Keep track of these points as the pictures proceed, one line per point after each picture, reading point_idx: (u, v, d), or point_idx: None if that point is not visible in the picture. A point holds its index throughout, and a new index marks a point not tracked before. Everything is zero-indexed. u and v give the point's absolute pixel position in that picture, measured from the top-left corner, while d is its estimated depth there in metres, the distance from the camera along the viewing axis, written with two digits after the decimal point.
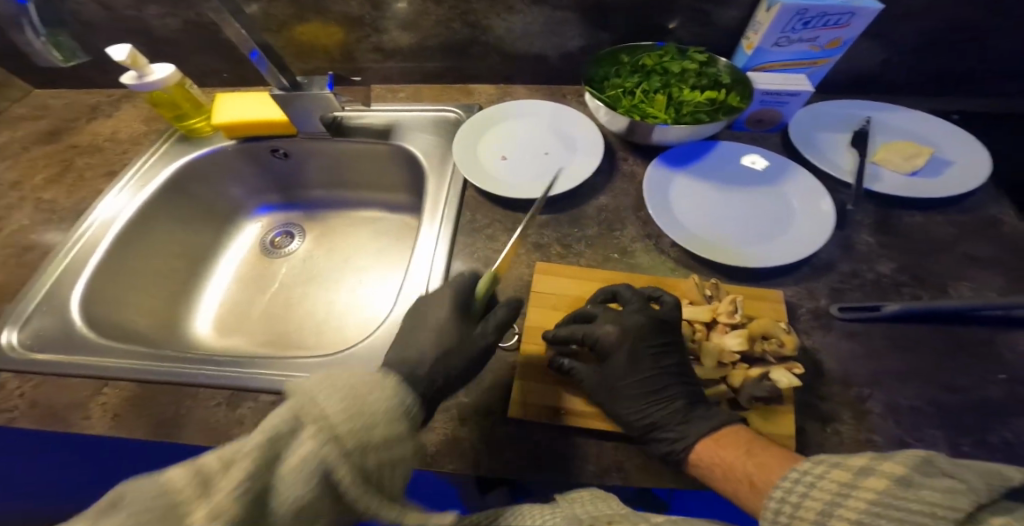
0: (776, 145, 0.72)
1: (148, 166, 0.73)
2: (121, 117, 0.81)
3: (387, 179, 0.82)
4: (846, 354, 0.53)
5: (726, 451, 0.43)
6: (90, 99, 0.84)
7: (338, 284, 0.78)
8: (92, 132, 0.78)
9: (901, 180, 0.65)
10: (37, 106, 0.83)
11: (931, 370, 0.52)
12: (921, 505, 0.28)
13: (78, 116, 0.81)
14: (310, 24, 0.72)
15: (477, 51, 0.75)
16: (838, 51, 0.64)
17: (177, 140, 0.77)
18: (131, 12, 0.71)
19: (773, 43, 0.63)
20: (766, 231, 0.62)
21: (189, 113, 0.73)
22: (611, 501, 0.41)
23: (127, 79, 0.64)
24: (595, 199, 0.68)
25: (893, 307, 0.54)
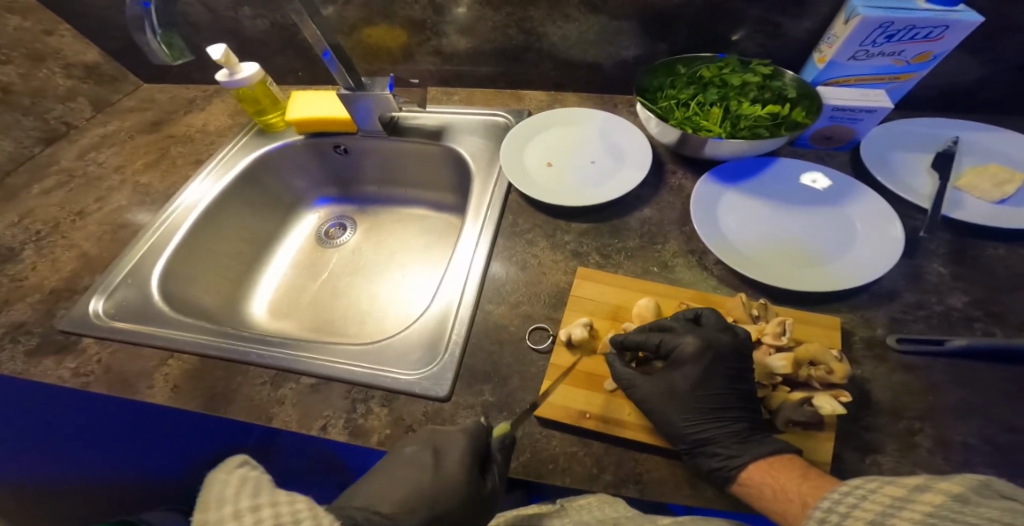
0: (842, 164, 0.67)
1: (228, 157, 0.80)
2: (211, 111, 0.89)
3: (436, 179, 0.85)
4: (902, 388, 0.48)
5: (780, 474, 0.42)
6: (187, 94, 0.94)
7: (382, 277, 0.82)
8: (186, 124, 0.87)
9: (986, 208, 0.59)
10: (144, 99, 0.94)
11: (998, 411, 0.46)
12: (978, 518, 0.31)
13: (175, 109, 0.91)
14: (377, 27, 0.76)
15: (531, 57, 0.76)
16: (928, 65, 0.59)
17: (255, 134, 0.83)
18: (227, 13, 0.79)
19: (850, 56, 0.59)
20: (824, 254, 0.58)
21: (267, 109, 0.79)
22: (617, 505, 0.41)
23: (219, 76, 0.70)
24: (638, 210, 0.66)
25: (960, 342, 0.49)
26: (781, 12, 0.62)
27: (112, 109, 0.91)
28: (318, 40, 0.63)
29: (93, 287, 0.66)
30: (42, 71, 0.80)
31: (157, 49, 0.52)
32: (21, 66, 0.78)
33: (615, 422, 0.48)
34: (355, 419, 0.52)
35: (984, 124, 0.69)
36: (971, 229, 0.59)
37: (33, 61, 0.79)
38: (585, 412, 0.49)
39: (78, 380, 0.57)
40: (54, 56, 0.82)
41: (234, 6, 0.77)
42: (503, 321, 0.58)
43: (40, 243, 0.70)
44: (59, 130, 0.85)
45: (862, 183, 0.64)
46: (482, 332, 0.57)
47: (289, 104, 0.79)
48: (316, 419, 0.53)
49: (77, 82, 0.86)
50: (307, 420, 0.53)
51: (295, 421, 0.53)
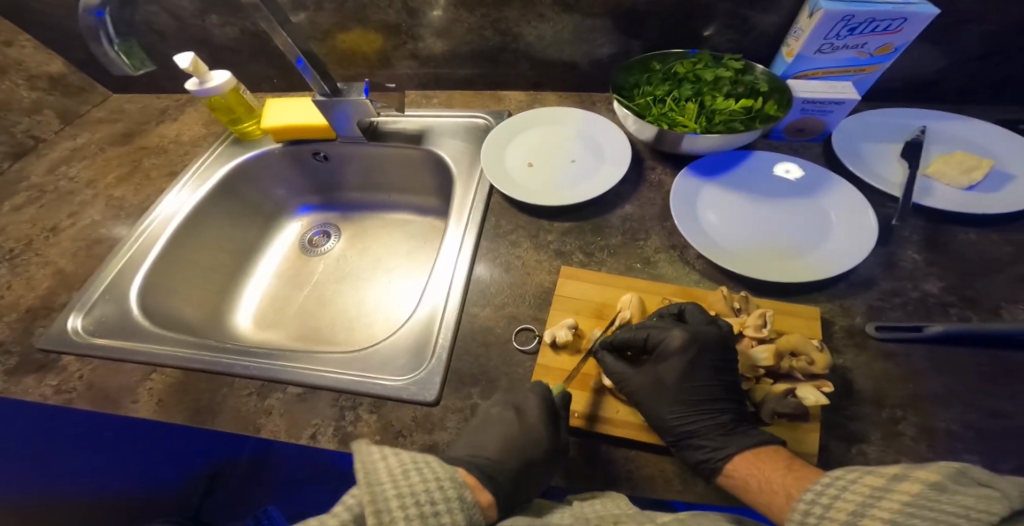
0: (818, 156, 0.68)
1: (205, 166, 0.79)
2: (184, 121, 0.88)
3: (418, 183, 0.85)
4: (882, 376, 0.49)
5: (765, 465, 0.43)
6: (159, 103, 0.92)
7: (368, 284, 0.82)
8: (158, 135, 0.86)
9: (956, 196, 0.60)
10: (113, 110, 0.92)
11: (975, 395, 0.48)
12: (954, 507, 0.32)
13: (147, 120, 0.89)
14: (352, 32, 0.75)
15: (508, 58, 0.76)
16: (889, 58, 0.60)
17: (232, 142, 0.82)
18: (196, 21, 0.78)
19: (815, 50, 0.60)
20: (803, 245, 0.59)
21: (242, 117, 0.78)
22: (620, 501, 0.41)
23: (190, 86, 0.69)
24: (619, 208, 0.67)
25: (935, 329, 0.50)
26: (751, 7, 0.63)
27: (81, 121, 0.89)
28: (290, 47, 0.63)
29: (70, 304, 0.65)
30: (5, 84, 0.78)
31: (116, 60, 0.51)
32: None
33: (601, 418, 0.49)
34: (345, 426, 0.52)
35: (952, 113, 0.71)
36: (943, 216, 0.60)
37: None
38: (574, 412, 0.49)
39: (60, 398, 0.56)
40: (16, 67, 0.80)
41: (202, 13, 0.76)
42: (488, 323, 0.58)
43: (13, 262, 0.69)
44: (27, 144, 0.83)
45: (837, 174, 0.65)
46: (468, 335, 0.57)
47: (264, 111, 0.78)
48: (304, 428, 0.52)
49: (42, 94, 0.84)
50: (295, 430, 0.52)
51: (283, 432, 0.53)
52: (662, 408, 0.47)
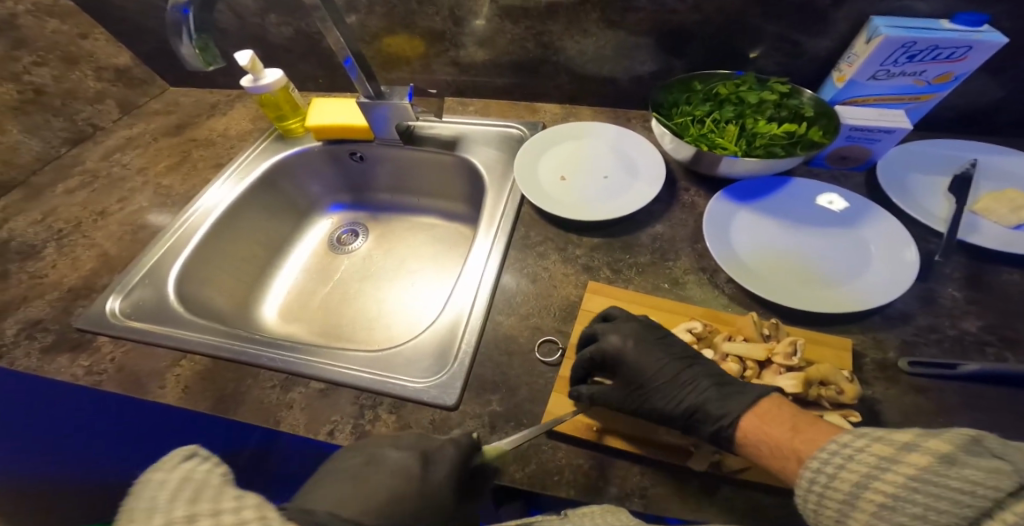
0: (857, 185, 0.67)
1: (249, 160, 0.82)
2: (234, 116, 0.91)
3: (449, 188, 0.86)
4: (914, 414, 0.48)
5: (771, 427, 0.41)
6: (210, 98, 0.96)
7: (393, 285, 0.82)
8: (208, 128, 0.89)
9: (1002, 233, 0.59)
10: (169, 103, 0.95)
11: (1016, 442, 0.46)
12: (959, 482, 0.30)
13: (199, 113, 0.92)
14: (398, 37, 0.77)
15: (548, 70, 0.77)
16: (949, 86, 0.59)
17: (275, 138, 0.85)
18: (255, 20, 0.80)
19: (869, 76, 0.59)
20: (838, 274, 0.58)
21: (288, 115, 0.80)
22: (619, 515, 0.38)
23: (245, 82, 0.72)
24: (650, 226, 0.67)
25: (977, 367, 0.48)
26: (797, 31, 0.63)
27: (139, 112, 0.93)
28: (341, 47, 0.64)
29: (111, 285, 0.67)
30: (75, 74, 0.82)
31: (192, 55, 0.54)
32: (56, 68, 0.79)
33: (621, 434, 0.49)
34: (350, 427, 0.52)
35: (1000, 147, 0.69)
36: (984, 253, 0.59)
37: (67, 63, 0.80)
38: (593, 425, 0.49)
39: (90, 379, 0.58)
40: (88, 59, 0.83)
41: (263, 13, 0.79)
42: (513, 333, 0.58)
43: (61, 241, 0.72)
44: (87, 131, 0.86)
45: (878, 204, 0.64)
46: (492, 343, 0.58)
47: (309, 110, 0.81)
48: (323, 424, 0.53)
49: (108, 85, 0.88)
50: (315, 426, 0.53)
51: (302, 426, 0.53)
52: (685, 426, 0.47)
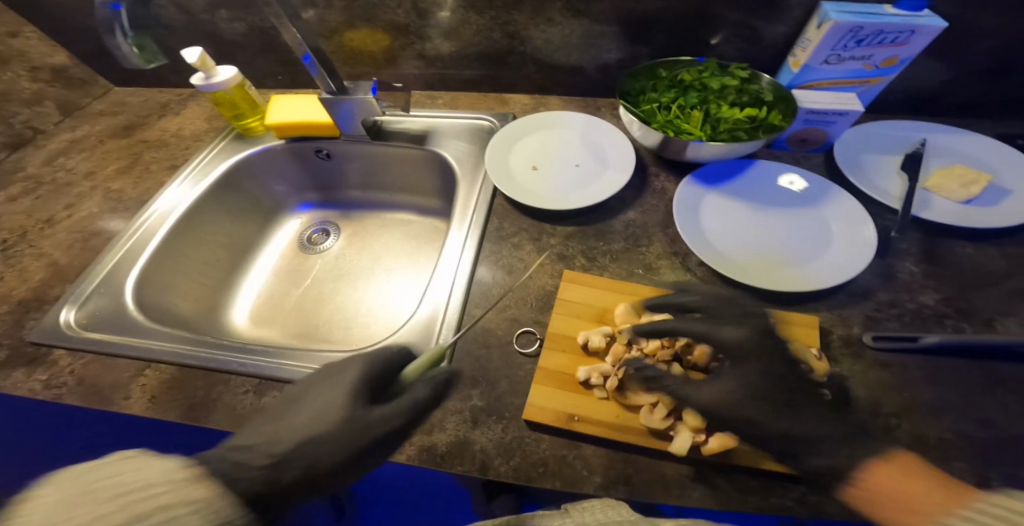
0: (817, 166, 0.69)
1: (207, 161, 0.78)
2: (185, 115, 0.87)
3: (421, 183, 0.84)
4: (877, 385, 0.50)
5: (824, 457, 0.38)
6: (161, 97, 0.91)
7: (369, 283, 0.81)
8: (160, 129, 0.85)
9: (952, 209, 0.61)
10: (115, 102, 0.91)
11: (973, 409, 0.48)
12: None
13: (149, 113, 0.88)
14: (359, 31, 0.75)
15: (515, 60, 0.76)
16: (894, 70, 0.62)
17: (234, 138, 0.82)
18: (206, 16, 0.77)
19: (823, 60, 0.61)
20: (802, 254, 0.59)
21: (246, 113, 0.77)
22: (620, 509, 0.44)
23: (195, 80, 0.68)
24: (623, 213, 0.67)
25: (930, 339, 0.51)
26: (757, 17, 0.64)
27: (81, 113, 0.88)
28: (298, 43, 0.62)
29: (64, 297, 0.63)
30: (6, 74, 0.77)
31: (129, 53, 0.51)
32: None
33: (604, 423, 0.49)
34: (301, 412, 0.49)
35: (952, 126, 0.72)
36: (940, 229, 0.61)
37: None
38: (574, 415, 0.49)
39: (49, 393, 0.55)
40: (19, 59, 0.79)
41: (211, 8, 0.76)
42: (490, 325, 0.58)
43: (6, 253, 0.68)
44: (26, 135, 0.82)
45: (837, 185, 0.66)
46: (470, 337, 0.57)
47: (269, 107, 0.78)
48: None
49: (43, 85, 0.83)
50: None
51: None
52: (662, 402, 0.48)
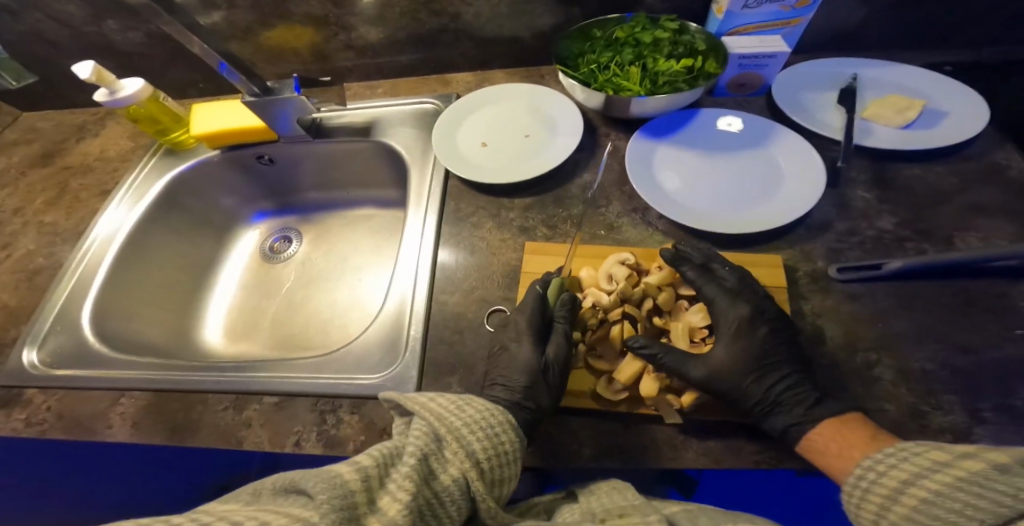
0: (760, 108, 0.69)
1: (139, 182, 0.75)
2: (107, 135, 0.83)
3: (375, 175, 0.82)
4: (848, 317, 0.51)
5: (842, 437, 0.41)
6: (74, 119, 0.87)
7: (339, 283, 0.80)
8: (81, 152, 0.81)
9: (894, 134, 0.62)
10: (26, 130, 0.86)
11: (940, 328, 0.49)
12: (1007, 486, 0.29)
13: (65, 137, 0.84)
14: (276, 29, 0.73)
15: (449, 38, 0.74)
16: (810, 9, 0.59)
17: (165, 154, 0.78)
18: (91, 28, 0.73)
19: (741, 6, 0.59)
20: (756, 196, 0.60)
21: (170, 127, 0.74)
22: (627, 492, 0.39)
23: (99, 97, 0.65)
24: (578, 177, 0.67)
25: (895, 265, 0.51)
26: None
27: None
28: (208, 52, 0.61)
29: (20, 339, 0.62)
30: None
31: None
32: None
33: (578, 392, 0.49)
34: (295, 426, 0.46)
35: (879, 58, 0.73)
36: (887, 155, 0.62)
37: None
38: None
39: (32, 431, 0.55)
40: None
41: (96, 19, 0.72)
42: (460, 309, 0.58)
43: None
44: None
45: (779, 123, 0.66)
46: (440, 323, 0.57)
47: (192, 118, 0.75)
48: (287, 436, 0.52)
49: None
50: (278, 439, 0.51)
51: (265, 442, 0.52)
52: (628, 370, 0.47)
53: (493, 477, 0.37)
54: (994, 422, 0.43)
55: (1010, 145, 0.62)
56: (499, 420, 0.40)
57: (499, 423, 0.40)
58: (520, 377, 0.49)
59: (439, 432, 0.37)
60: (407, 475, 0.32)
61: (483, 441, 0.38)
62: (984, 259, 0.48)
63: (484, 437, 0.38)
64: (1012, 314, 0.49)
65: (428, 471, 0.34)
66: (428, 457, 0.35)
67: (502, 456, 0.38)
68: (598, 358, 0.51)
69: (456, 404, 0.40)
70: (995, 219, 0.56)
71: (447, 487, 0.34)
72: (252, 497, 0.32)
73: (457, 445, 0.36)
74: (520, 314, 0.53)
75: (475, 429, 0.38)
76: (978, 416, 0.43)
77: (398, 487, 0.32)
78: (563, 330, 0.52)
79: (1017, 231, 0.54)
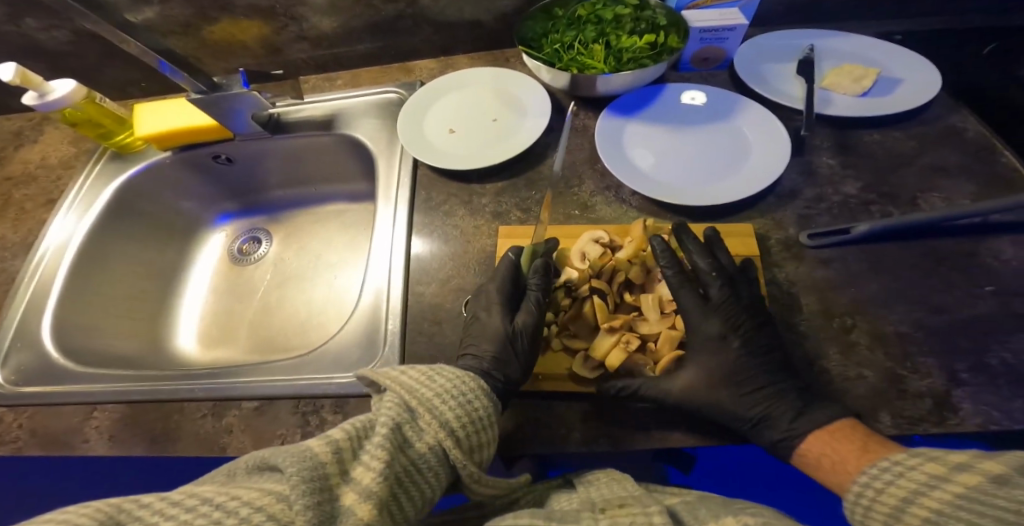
0: (724, 82, 0.69)
1: (86, 189, 0.72)
2: (46, 141, 0.79)
3: (343, 169, 0.80)
4: (822, 283, 0.52)
5: (839, 444, 0.40)
6: (10, 125, 0.82)
7: (314, 280, 0.78)
8: (22, 160, 0.77)
9: (851, 102, 0.63)
10: None
11: (911, 290, 0.50)
12: (1007, 501, 0.26)
13: (3, 146, 0.79)
14: (220, 23, 0.70)
15: (406, 25, 0.72)
16: None
17: (110, 158, 0.75)
18: (10, 27, 0.69)
19: None
20: (724, 168, 0.60)
21: (113, 130, 0.71)
22: (626, 483, 0.39)
23: (28, 101, 0.61)
24: (549, 158, 0.66)
25: (864, 227, 0.52)
26: None
27: None
28: (148, 53, 0.58)
29: None
30: None
31: None
32: None
33: (558, 376, 0.49)
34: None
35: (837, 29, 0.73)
36: (847, 122, 0.63)
37: None
38: (536, 374, 0.50)
39: (5, 450, 0.53)
40: None
41: (13, 18, 0.68)
42: (437, 300, 0.57)
43: None
44: None
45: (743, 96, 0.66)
46: (418, 314, 0.56)
47: (135, 119, 0.72)
48: (270, 440, 0.51)
49: None
50: (262, 443, 0.51)
51: (249, 446, 0.51)
52: (603, 346, 0.48)
53: (468, 443, 0.37)
54: (971, 383, 0.44)
55: (965, 108, 0.63)
56: (468, 388, 0.40)
57: (468, 391, 0.39)
58: (491, 345, 0.49)
59: (409, 404, 0.36)
60: (380, 443, 0.32)
61: (456, 410, 0.38)
62: (951, 217, 0.49)
63: (456, 405, 0.38)
64: (980, 273, 0.50)
65: (401, 441, 0.33)
66: (401, 426, 0.34)
67: (476, 422, 0.38)
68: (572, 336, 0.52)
69: (424, 378, 0.40)
70: (958, 179, 0.57)
71: (422, 454, 0.34)
72: (226, 477, 0.31)
73: (430, 415, 0.36)
74: (492, 283, 0.54)
75: (446, 397, 0.38)
76: (956, 378, 0.44)
77: (372, 456, 0.31)
78: (537, 298, 0.53)
79: (979, 190, 0.56)
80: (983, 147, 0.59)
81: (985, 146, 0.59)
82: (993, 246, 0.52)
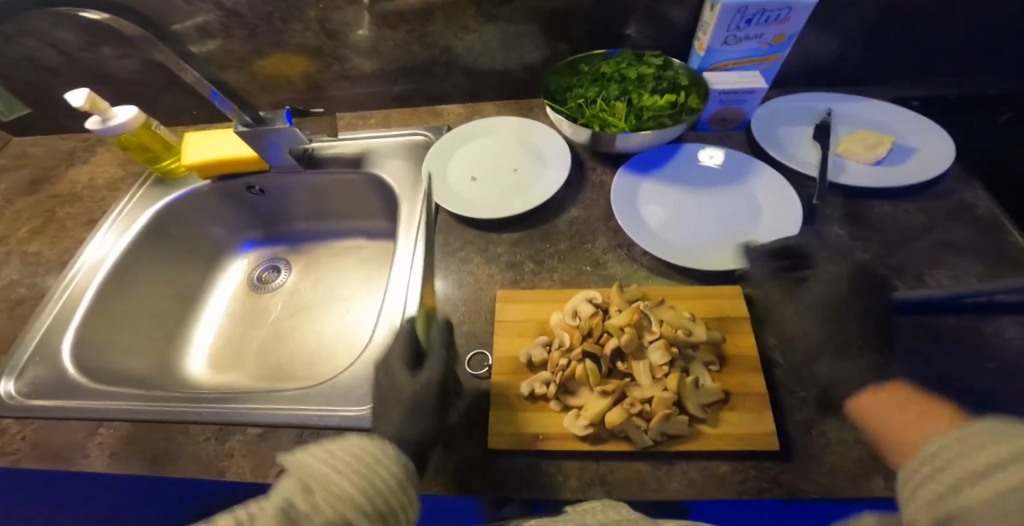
0: (740, 144, 0.72)
1: (126, 211, 0.75)
2: (97, 162, 0.83)
3: (365, 206, 0.83)
4: None
5: (894, 398, 0.43)
6: (65, 144, 0.87)
7: (327, 313, 0.79)
8: (70, 179, 0.81)
9: (864, 171, 0.65)
10: (16, 155, 0.86)
11: (917, 364, 0.51)
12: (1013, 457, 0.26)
13: (55, 164, 0.83)
14: (270, 58, 0.74)
15: (441, 71, 0.76)
16: (786, 46, 0.63)
17: (153, 183, 0.79)
18: (86, 54, 0.74)
19: (722, 42, 0.63)
20: (737, 234, 0.62)
21: (161, 155, 0.75)
22: (621, 508, 0.40)
23: (92, 125, 0.65)
24: (566, 211, 0.68)
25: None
26: (663, 3, 0.66)
27: None
28: (203, 83, 0.62)
29: None
30: None
31: None
32: None
33: (563, 435, 0.49)
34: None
35: (854, 95, 0.76)
36: (858, 191, 0.65)
37: None
38: (539, 435, 0.49)
39: (5, 461, 0.53)
40: None
41: (91, 46, 0.73)
42: None
43: None
44: None
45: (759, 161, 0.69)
46: None
47: (183, 146, 0.75)
48: (270, 469, 0.51)
49: None
50: (261, 471, 0.51)
51: (249, 475, 0.51)
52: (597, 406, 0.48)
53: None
54: None
55: (977, 182, 0.65)
56: (390, 472, 0.38)
57: (388, 474, 0.38)
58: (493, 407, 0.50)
59: (306, 482, 0.36)
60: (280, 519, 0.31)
61: (375, 492, 0.36)
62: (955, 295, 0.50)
63: (376, 487, 0.37)
64: (982, 350, 0.51)
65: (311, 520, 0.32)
66: (292, 505, 0.34)
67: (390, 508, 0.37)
68: (570, 396, 0.50)
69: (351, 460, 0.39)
70: (965, 256, 0.58)
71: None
72: None
73: (326, 491, 0.35)
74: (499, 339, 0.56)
75: (369, 481, 0.37)
76: None
77: None
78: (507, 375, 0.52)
79: (986, 269, 0.57)
80: (992, 225, 0.60)
81: (993, 224, 0.60)
82: (996, 325, 0.52)
